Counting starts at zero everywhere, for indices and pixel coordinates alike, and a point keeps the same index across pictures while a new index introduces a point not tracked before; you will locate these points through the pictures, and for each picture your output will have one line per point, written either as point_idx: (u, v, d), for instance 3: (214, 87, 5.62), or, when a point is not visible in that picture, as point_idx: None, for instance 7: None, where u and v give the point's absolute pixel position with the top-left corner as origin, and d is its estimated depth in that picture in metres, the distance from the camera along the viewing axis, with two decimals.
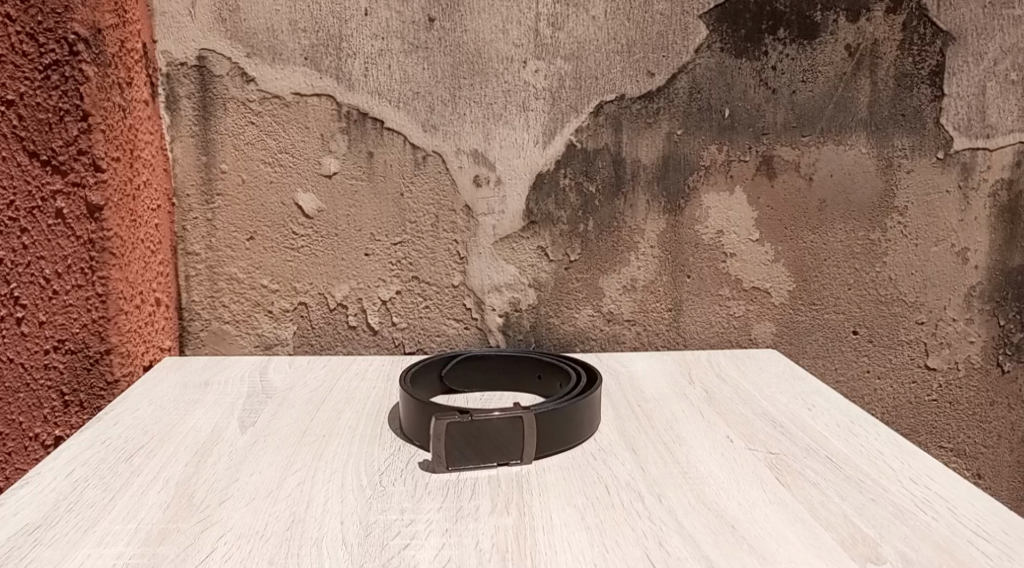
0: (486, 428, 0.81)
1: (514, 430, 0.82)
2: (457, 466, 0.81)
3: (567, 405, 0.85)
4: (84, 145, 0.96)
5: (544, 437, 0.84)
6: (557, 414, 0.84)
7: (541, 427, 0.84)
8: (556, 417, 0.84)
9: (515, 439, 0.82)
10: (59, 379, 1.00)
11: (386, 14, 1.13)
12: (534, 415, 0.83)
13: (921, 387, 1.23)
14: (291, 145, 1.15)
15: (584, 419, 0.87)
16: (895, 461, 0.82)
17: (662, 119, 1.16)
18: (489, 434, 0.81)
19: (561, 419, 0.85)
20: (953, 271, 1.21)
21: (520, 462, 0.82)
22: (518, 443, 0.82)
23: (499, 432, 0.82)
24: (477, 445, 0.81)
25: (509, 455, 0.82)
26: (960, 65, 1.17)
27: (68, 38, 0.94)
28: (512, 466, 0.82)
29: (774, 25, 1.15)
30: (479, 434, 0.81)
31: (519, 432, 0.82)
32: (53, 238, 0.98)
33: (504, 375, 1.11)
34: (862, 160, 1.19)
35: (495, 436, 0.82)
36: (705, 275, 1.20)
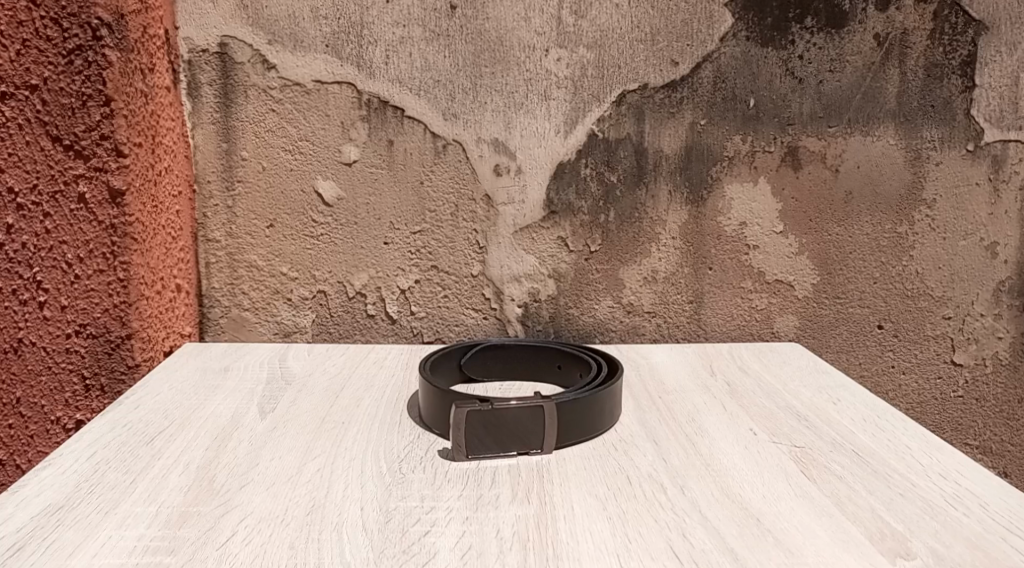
0: (507, 416, 0.81)
1: (535, 419, 0.81)
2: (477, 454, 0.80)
3: (588, 394, 0.84)
4: (106, 130, 0.96)
5: (564, 427, 0.83)
6: (578, 403, 0.84)
7: (562, 417, 0.83)
8: (577, 406, 0.84)
9: (536, 428, 0.81)
10: (80, 363, 1.01)
11: (408, 2, 1.12)
12: (555, 404, 0.82)
13: (947, 384, 1.21)
14: (311, 133, 1.14)
15: (605, 409, 0.87)
16: (923, 456, 0.80)
17: (686, 108, 1.15)
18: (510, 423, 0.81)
19: (582, 408, 0.84)
20: (982, 266, 1.19)
21: (540, 451, 0.82)
22: (539, 432, 0.81)
23: (520, 420, 0.81)
24: (497, 433, 0.81)
25: (530, 445, 0.81)
26: (992, 55, 1.14)
27: (91, 23, 0.94)
28: (533, 455, 0.81)
29: (801, 13, 1.13)
30: (499, 423, 0.81)
31: (540, 421, 0.81)
32: (75, 223, 0.98)
33: (524, 365, 1.10)
34: (890, 151, 1.16)
35: (516, 425, 0.81)
36: (727, 267, 1.19)
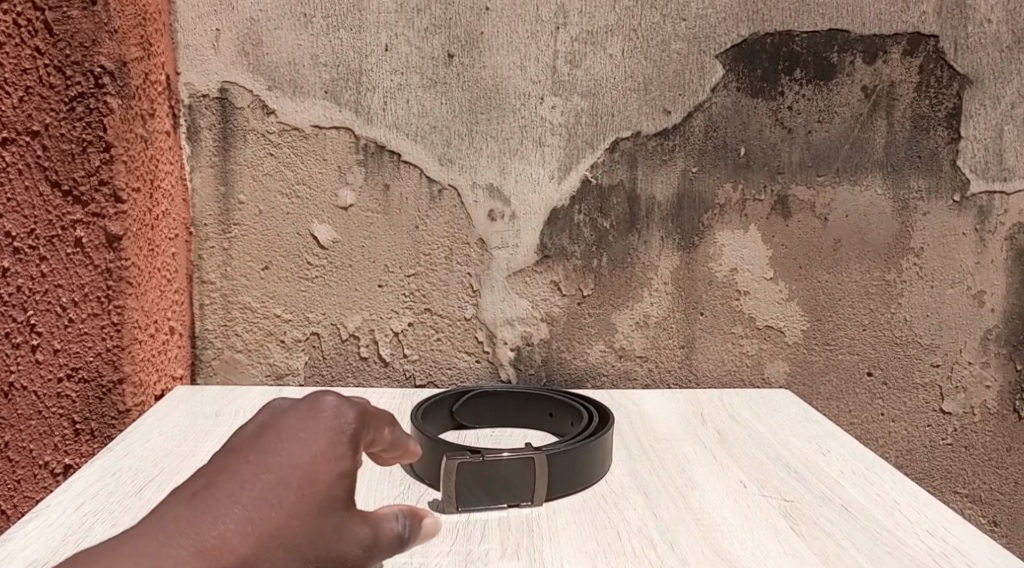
0: (497, 468, 0.81)
1: (526, 470, 0.82)
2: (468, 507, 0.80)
3: (579, 445, 0.85)
4: (105, 175, 0.97)
5: (555, 479, 0.83)
6: (571, 454, 0.84)
7: (553, 468, 0.83)
8: (568, 458, 0.84)
9: (527, 480, 0.82)
10: (71, 407, 1.01)
11: (406, 50, 1.14)
12: (546, 456, 0.82)
13: (936, 431, 1.22)
14: (308, 177, 1.16)
15: (597, 459, 0.87)
16: (911, 511, 0.81)
17: (678, 156, 1.17)
18: (501, 474, 0.81)
19: (574, 460, 0.84)
20: (970, 314, 1.20)
21: (531, 503, 0.82)
22: (530, 484, 0.82)
23: (511, 471, 0.81)
24: (488, 486, 0.81)
25: (520, 497, 0.82)
26: (977, 108, 1.17)
27: (94, 70, 0.95)
28: (523, 507, 0.82)
29: (790, 65, 1.16)
30: (491, 475, 0.81)
31: (531, 473, 0.82)
32: (71, 266, 0.98)
33: (514, 416, 1.11)
34: (878, 201, 1.18)
35: (507, 477, 0.81)
36: (719, 312, 1.20)
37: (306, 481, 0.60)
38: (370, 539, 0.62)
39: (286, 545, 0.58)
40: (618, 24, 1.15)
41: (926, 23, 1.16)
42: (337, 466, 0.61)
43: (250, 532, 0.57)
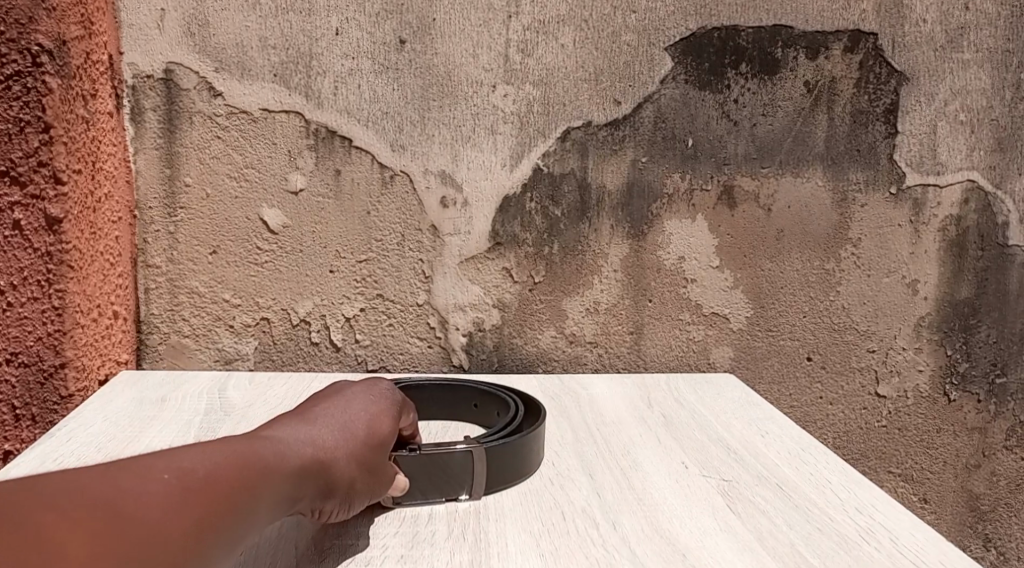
0: (436, 462, 0.81)
1: (466, 464, 0.81)
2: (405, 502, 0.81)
3: (518, 437, 0.84)
4: (45, 156, 0.95)
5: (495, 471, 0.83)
6: (509, 446, 0.83)
7: (492, 460, 0.83)
8: (508, 449, 0.83)
9: (465, 474, 0.81)
10: (11, 393, 0.99)
11: (357, 35, 1.14)
12: (484, 449, 0.82)
13: (871, 414, 1.27)
14: (258, 161, 1.15)
15: (534, 449, 0.87)
16: (841, 489, 0.85)
17: (628, 146, 1.19)
18: (440, 468, 0.81)
19: (513, 450, 0.84)
20: (904, 302, 1.25)
21: (469, 496, 0.82)
22: (470, 477, 0.82)
23: (451, 465, 0.81)
24: (428, 481, 0.81)
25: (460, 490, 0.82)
26: (912, 104, 1.21)
27: (31, 49, 0.93)
28: (461, 501, 0.81)
29: (736, 59, 1.19)
30: (427, 469, 0.80)
31: (470, 467, 0.81)
32: (8, 249, 0.96)
33: (439, 408, 1.10)
34: (818, 192, 1.22)
35: (446, 471, 0.81)
36: (666, 299, 1.23)
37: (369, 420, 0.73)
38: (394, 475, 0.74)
39: (365, 446, 0.71)
40: (568, 14, 1.16)
41: (866, 21, 1.20)
42: (387, 407, 0.77)
43: (334, 436, 0.69)
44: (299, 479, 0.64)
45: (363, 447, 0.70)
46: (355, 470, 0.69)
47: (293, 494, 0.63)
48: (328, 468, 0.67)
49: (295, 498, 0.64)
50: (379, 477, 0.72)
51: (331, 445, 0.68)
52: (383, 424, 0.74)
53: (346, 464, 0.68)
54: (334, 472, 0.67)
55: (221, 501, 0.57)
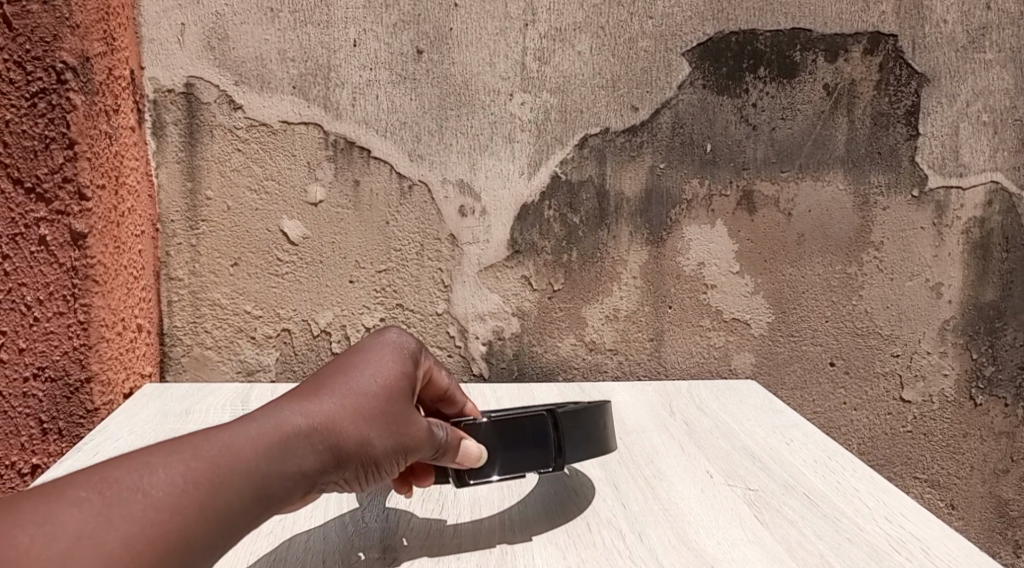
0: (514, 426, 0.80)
1: (540, 435, 0.81)
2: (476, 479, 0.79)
3: (593, 405, 0.85)
4: (69, 172, 0.96)
5: (569, 443, 0.83)
6: (585, 414, 0.84)
7: (570, 427, 0.83)
8: (578, 419, 0.84)
9: (546, 441, 0.81)
10: (38, 407, 1.00)
11: (375, 46, 1.14)
12: (563, 415, 0.82)
13: (896, 419, 1.26)
14: (278, 173, 1.15)
15: (608, 424, 0.88)
16: (870, 498, 0.84)
17: (646, 152, 1.18)
18: (511, 440, 0.80)
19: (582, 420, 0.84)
20: (928, 305, 1.23)
21: (550, 467, 0.81)
22: (547, 449, 0.81)
23: (525, 434, 0.80)
24: (499, 452, 0.79)
25: (536, 465, 0.81)
26: (934, 106, 1.20)
27: (56, 66, 0.94)
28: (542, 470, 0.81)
29: (755, 63, 1.18)
30: (511, 436, 0.80)
31: (545, 438, 0.81)
32: (35, 265, 0.97)
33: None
34: (839, 196, 1.21)
35: (519, 444, 0.80)
36: (686, 305, 1.22)
37: (373, 377, 0.69)
38: (420, 430, 0.71)
39: (362, 407, 0.67)
40: (585, 21, 1.16)
41: (885, 23, 1.19)
42: (393, 360, 0.73)
43: (329, 404, 0.66)
44: (281, 454, 0.62)
45: (356, 407, 0.67)
46: (357, 435, 0.66)
47: (282, 470, 0.62)
48: (319, 435, 0.64)
49: (284, 475, 0.62)
50: (396, 435, 0.69)
51: (322, 417, 0.65)
52: (385, 380, 0.70)
53: (346, 432, 0.65)
54: (328, 439, 0.64)
55: (174, 506, 0.56)
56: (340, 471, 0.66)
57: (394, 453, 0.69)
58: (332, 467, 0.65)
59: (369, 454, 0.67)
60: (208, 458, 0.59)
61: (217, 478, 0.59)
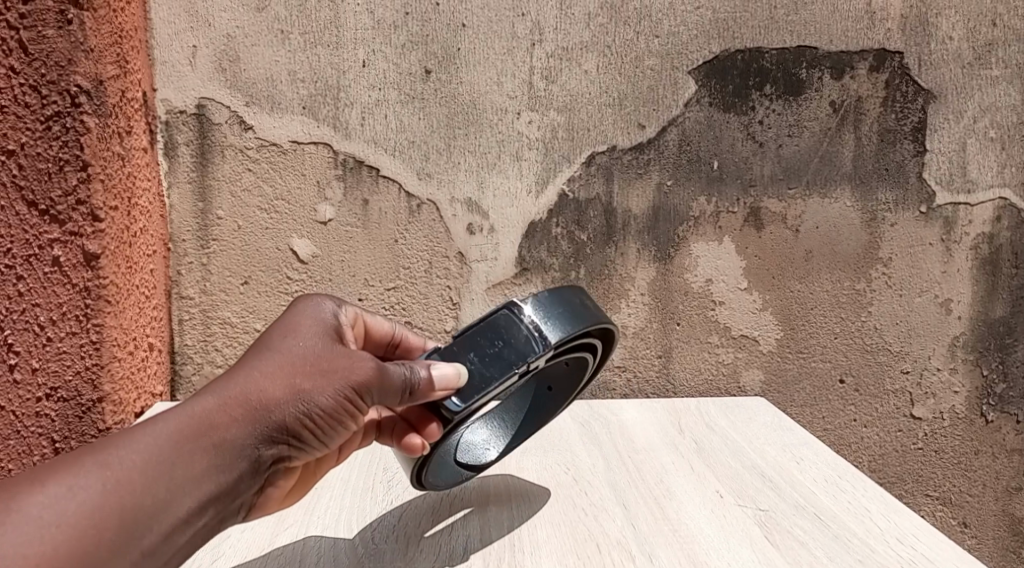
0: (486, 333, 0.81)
1: (505, 325, 0.82)
2: (469, 397, 0.80)
3: (556, 288, 0.85)
4: (83, 195, 0.97)
5: (540, 322, 0.82)
6: (552, 296, 0.84)
7: (543, 313, 0.83)
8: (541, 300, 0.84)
9: (523, 334, 0.81)
10: (50, 427, 1.01)
11: (384, 66, 1.15)
12: (524, 304, 0.83)
13: (907, 436, 1.25)
14: (288, 192, 1.16)
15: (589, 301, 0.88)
16: (880, 519, 0.87)
17: (653, 170, 1.19)
18: (481, 343, 0.81)
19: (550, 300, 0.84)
20: (937, 322, 1.23)
21: (540, 352, 0.81)
22: (520, 338, 0.81)
23: (500, 337, 0.81)
24: (474, 358, 0.80)
25: (520, 358, 0.81)
26: (941, 122, 1.20)
27: (70, 90, 0.95)
28: (535, 359, 0.81)
29: (761, 81, 1.19)
30: (486, 344, 0.81)
31: (512, 325, 0.82)
32: (48, 285, 0.98)
33: (494, 429, 0.98)
34: (847, 213, 1.21)
35: (491, 344, 0.81)
36: (694, 322, 1.22)
37: (293, 345, 0.73)
38: (364, 373, 0.73)
39: (284, 365, 0.72)
40: (592, 40, 1.17)
41: (891, 40, 1.19)
42: (315, 322, 0.77)
43: (253, 376, 0.71)
44: (212, 422, 0.68)
45: (279, 366, 0.71)
46: (286, 389, 0.71)
47: (216, 437, 0.68)
48: (246, 398, 0.69)
49: (219, 441, 0.67)
50: (332, 382, 0.72)
51: (246, 388, 0.70)
52: (307, 339, 0.74)
53: (274, 396, 0.70)
54: (257, 399, 0.70)
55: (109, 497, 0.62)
56: (281, 426, 0.70)
57: (336, 400, 0.72)
58: (270, 424, 0.70)
59: (306, 407, 0.71)
60: (134, 442, 0.65)
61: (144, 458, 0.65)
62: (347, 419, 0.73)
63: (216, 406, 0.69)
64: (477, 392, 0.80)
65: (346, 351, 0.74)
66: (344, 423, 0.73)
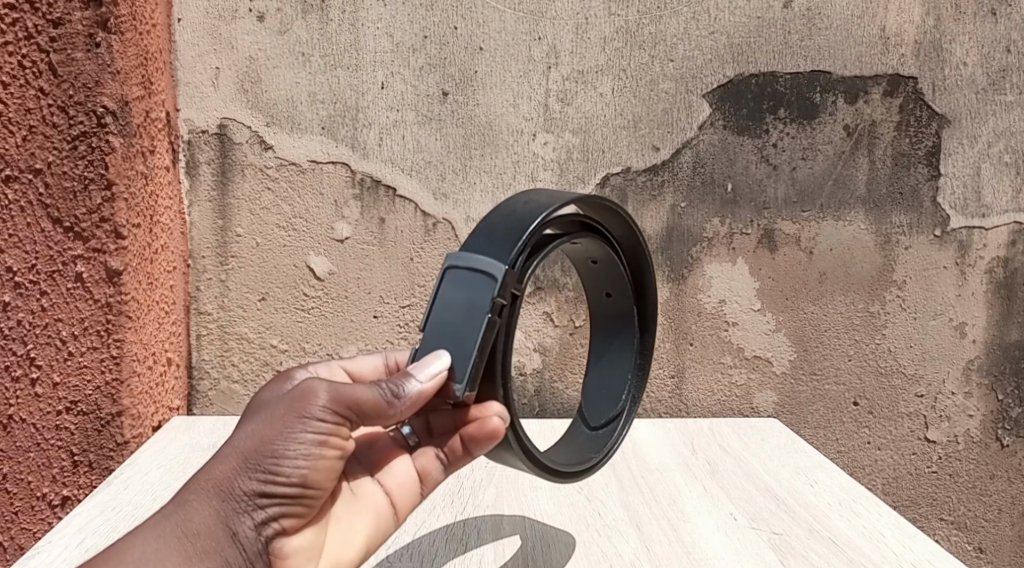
0: (442, 307, 0.78)
1: (455, 289, 0.78)
2: (460, 371, 0.75)
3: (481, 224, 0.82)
4: (107, 213, 0.99)
5: (480, 259, 0.78)
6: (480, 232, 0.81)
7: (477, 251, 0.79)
8: (475, 235, 0.80)
9: (474, 283, 0.77)
10: (69, 440, 1.03)
11: (402, 88, 1.17)
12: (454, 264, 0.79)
13: (921, 459, 1.25)
14: (306, 211, 1.18)
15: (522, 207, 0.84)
16: (896, 544, 0.87)
17: (667, 191, 1.20)
18: (446, 314, 0.78)
19: (482, 229, 0.80)
20: (952, 345, 1.23)
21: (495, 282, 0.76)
22: (473, 284, 0.77)
23: (460, 305, 0.77)
24: (444, 334, 0.77)
25: (484, 303, 0.76)
26: (955, 146, 1.21)
27: (96, 111, 0.98)
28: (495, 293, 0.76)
29: (775, 105, 1.20)
30: (448, 318, 0.77)
31: (461, 284, 0.78)
32: (71, 300, 1.01)
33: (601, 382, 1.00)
34: (861, 235, 1.21)
35: (451, 309, 0.77)
36: (708, 343, 1.22)
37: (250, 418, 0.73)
38: (315, 407, 0.69)
39: (240, 434, 0.71)
40: (608, 63, 1.18)
41: (905, 65, 1.20)
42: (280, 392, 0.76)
43: (215, 460, 0.71)
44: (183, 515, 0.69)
45: (235, 437, 0.71)
46: (242, 455, 0.69)
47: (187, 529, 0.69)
48: (207, 478, 0.70)
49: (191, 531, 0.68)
50: (286, 428, 0.68)
51: (207, 474, 0.70)
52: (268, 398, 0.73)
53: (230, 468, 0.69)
54: (217, 475, 0.69)
55: None
56: (247, 491, 0.68)
57: (296, 445, 0.68)
58: (233, 494, 0.68)
59: (262, 464, 0.68)
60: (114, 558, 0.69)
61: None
62: (321, 455, 0.69)
63: (185, 499, 0.70)
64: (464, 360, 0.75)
65: (302, 389, 0.71)
66: (319, 460, 0.69)
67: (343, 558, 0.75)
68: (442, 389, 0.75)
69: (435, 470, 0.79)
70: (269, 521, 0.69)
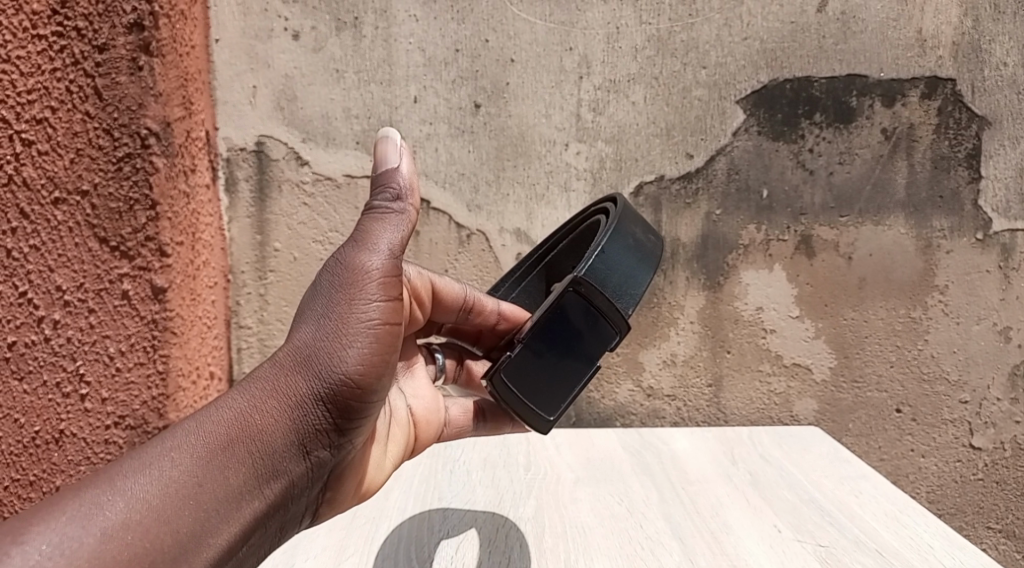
0: (564, 329, 0.87)
1: (580, 315, 0.87)
2: (557, 404, 0.88)
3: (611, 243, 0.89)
4: (151, 232, 1.02)
5: (610, 300, 0.88)
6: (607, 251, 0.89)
7: (608, 284, 0.88)
8: (599, 260, 0.88)
9: (601, 324, 0.88)
10: (118, 453, 1.05)
11: (435, 101, 1.18)
12: (589, 287, 0.87)
13: (966, 467, 1.23)
14: (342, 224, 1.19)
15: (633, 227, 0.92)
16: (946, 557, 0.86)
17: (701, 199, 1.19)
18: (561, 340, 0.87)
19: (611, 262, 0.89)
20: (996, 350, 1.20)
21: (618, 337, 0.88)
22: (595, 320, 0.88)
23: (580, 336, 0.87)
24: (560, 361, 0.88)
25: (600, 351, 0.88)
26: (996, 148, 1.19)
27: (140, 132, 1.00)
28: (614, 344, 0.88)
29: (810, 109, 1.18)
30: (566, 344, 0.88)
31: (585, 313, 0.87)
32: (118, 317, 1.03)
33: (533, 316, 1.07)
34: (901, 240, 1.20)
35: (565, 338, 0.88)
36: (745, 351, 1.21)
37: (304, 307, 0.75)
38: (378, 279, 0.74)
39: (309, 321, 0.73)
40: (639, 72, 1.18)
41: (943, 67, 1.18)
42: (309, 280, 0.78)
43: (284, 352, 0.73)
44: (254, 404, 0.70)
45: (302, 327, 0.73)
46: (309, 358, 0.72)
47: (264, 416, 0.70)
48: (280, 367, 0.72)
49: (267, 418, 0.70)
50: (355, 338, 0.73)
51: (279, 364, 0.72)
52: (319, 296, 0.74)
53: (307, 355, 0.72)
54: (291, 363, 0.72)
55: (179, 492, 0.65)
56: (329, 380, 0.71)
57: (366, 355, 0.73)
58: (313, 382, 0.71)
59: (344, 353, 0.72)
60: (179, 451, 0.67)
61: (175, 477, 0.66)
62: (390, 348, 0.75)
63: (257, 386, 0.71)
64: (564, 397, 0.88)
65: (361, 292, 0.74)
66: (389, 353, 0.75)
67: (382, 472, 0.86)
68: (539, 406, 0.88)
69: (464, 432, 0.97)
70: (336, 424, 0.72)
